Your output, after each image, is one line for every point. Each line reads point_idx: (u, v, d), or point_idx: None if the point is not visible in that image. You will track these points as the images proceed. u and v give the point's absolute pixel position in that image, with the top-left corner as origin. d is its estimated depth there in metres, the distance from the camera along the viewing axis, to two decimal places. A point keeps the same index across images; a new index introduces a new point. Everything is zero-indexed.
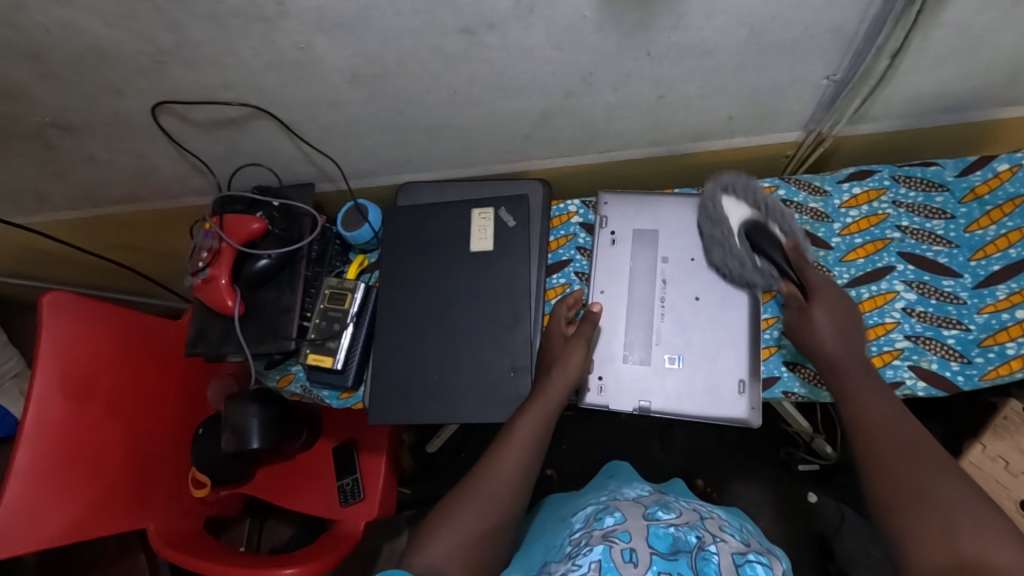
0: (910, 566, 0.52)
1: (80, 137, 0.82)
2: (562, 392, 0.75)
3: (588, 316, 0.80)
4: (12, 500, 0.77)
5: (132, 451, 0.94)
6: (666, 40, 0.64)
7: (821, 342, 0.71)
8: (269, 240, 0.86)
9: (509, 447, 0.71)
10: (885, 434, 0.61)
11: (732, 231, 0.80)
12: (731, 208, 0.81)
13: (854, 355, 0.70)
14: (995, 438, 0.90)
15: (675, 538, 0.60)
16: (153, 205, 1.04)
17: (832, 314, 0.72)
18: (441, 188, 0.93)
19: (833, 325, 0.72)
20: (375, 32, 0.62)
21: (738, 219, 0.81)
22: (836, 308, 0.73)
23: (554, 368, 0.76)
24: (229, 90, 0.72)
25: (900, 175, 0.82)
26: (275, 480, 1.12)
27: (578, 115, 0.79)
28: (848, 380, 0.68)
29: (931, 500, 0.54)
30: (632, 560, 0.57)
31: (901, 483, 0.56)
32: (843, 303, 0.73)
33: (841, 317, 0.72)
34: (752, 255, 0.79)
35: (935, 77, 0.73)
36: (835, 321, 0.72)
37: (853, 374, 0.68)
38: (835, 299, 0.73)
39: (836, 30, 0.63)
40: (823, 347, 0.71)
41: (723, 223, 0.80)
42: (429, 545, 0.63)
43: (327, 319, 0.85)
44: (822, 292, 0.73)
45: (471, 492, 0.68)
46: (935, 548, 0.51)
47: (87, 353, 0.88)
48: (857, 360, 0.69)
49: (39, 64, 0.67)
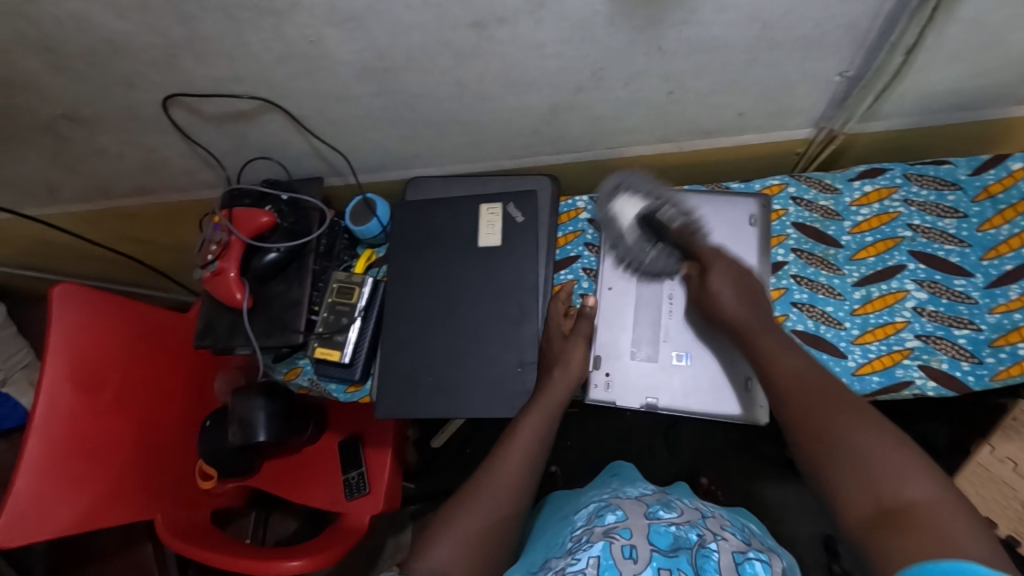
0: (840, 514, 0.54)
1: (91, 129, 0.83)
2: (565, 392, 0.76)
3: (584, 312, 0.82)
4: (23, 489, 0.78)
5: (140, 442, 0.95)
6: (677, 35, 0.63)
7: (727, 308, 0.73)
8: (278, 234, 0.87)
9: (514, 445, 0.72)
10: (800, 387, 0.62)
11: (625, 232, 0.82)
12: (623, 206, 0.83)
13: (761, 316, 0.72)
14: (1005, 439, 0.89)
15: (676, 535, 0.60)
16: (162, 198, 1.04)
17: (732, 277, 0.75)
18: (450, 184, 0.93)
19: (734, 290, 0.74)
20: (386, 25, 0.62)
21: (633, 214, 0.82)
22: (733, 275, 0.75)
23: (556, 369, 0.78)
24: (240, 83, 0.73)
25: (911, 174, 0.81)
26: (280, 474, 1.13)
27: (587, 111, 0.79)
28: (755, 338, 0.70)
29: (848, 446, 0.56)
30: (632, 557, 0.58)
31: (819, 433, 0.58)
32: (738, 269, 0.76)
33: (739, 281, 0.75)
34: (648, 249, 0.82)
35: (949, 74, 0.72)
36: (734, 284, 0.74)
37: (760, 332, 0.70)
38: (732, 267, 0.76)
39: (850, 26, 0.63)
40: (726, 312, 0.73)
41: (616, 225, 0.82)
42: (432, 548, 0.64)
43: (335, 313, 0.86)
44: (714, 262, 0.77)
45: (475, 491, 0.69)
46: (859, 496, 0.53)
47: (96, 344, 0.88)
48: (761, 318, 0.72)
49: (52, 56, 0.68)
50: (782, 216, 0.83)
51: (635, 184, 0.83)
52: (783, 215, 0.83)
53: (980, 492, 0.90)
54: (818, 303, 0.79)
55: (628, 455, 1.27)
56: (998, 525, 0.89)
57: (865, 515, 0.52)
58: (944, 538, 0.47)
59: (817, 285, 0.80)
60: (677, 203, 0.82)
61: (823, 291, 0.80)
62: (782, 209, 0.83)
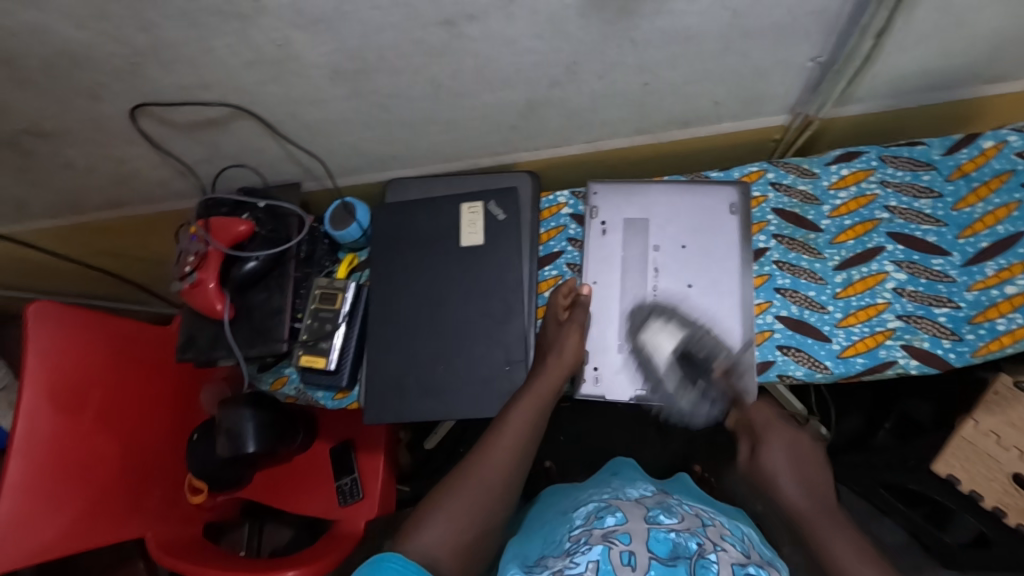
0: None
1: (58, 143, 0.81)
2: (548, 389, 0.75)
3: (581, 302, 0.81)
4: (6, 513, 0.76)
5: (126, 461, 0.93)
6: (650, 26, 0.63)
7: (784, 488, 0.73)
8: (256, 242, 0.85)
9: (502, 446, 0.71)
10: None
11: (661, 373, 0.80)
12: (658, 339, 0.80)
13: (820, 504, 0.71)
14: (987, 413, 0.91)
15: (675, 543, 0.60)
16: (137, 209, 1.02)
17: (786, 451, 0.76)
18: (429, 184, 0.92)
19: (789, 469, 0.75)
20: (354, 25, 0.61)
21: (666, 352, 0.80)
22: (789, 446, 0.76)
23: (550, 354, 0.78)
24: (208, 90, 0.71)
25: (886, 156, 0.82)
26: (273, 484, 1.12)
27: (564, 106, 0.78)
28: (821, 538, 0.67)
29: None
30: (630, 563, 0.58)
31: None
32: (794, 444, 0.77)
33: (797, 459, 0.75)
34: (686, 394, 0.82)
35: (918, 57, 0.73)
36: (788, 459, 0.75)
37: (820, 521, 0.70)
38: (789, 441, 0.77)
39: (819, 12, 0.63)
40: (789, 501, 0.72)
41: (651, 366, 0.80)
42: (423, 531, 0.65)
43: (319, 320, 0.84)
44: (772, 435, 0.77)
45: (466, 479, 0.69)
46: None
47: (77, 362, 0.87)
48: (825, 513, 0.70)
49: (10, 69, 0.66)
50: (762, 202, 0.84)
51: (669, 314, 0.80)
52: (762, 201, 0.84)
53: (966, 467, 0.92)
54: (801, 288, 0.80)
55: (621, 448, 1.27)
56: (984, 497, 0.91)
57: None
58: None
59: (798, 270, 0.81)
60: (717, 342, 0.78)
61: (804, 275, 0.80)
62: (762, 195, 0.84)
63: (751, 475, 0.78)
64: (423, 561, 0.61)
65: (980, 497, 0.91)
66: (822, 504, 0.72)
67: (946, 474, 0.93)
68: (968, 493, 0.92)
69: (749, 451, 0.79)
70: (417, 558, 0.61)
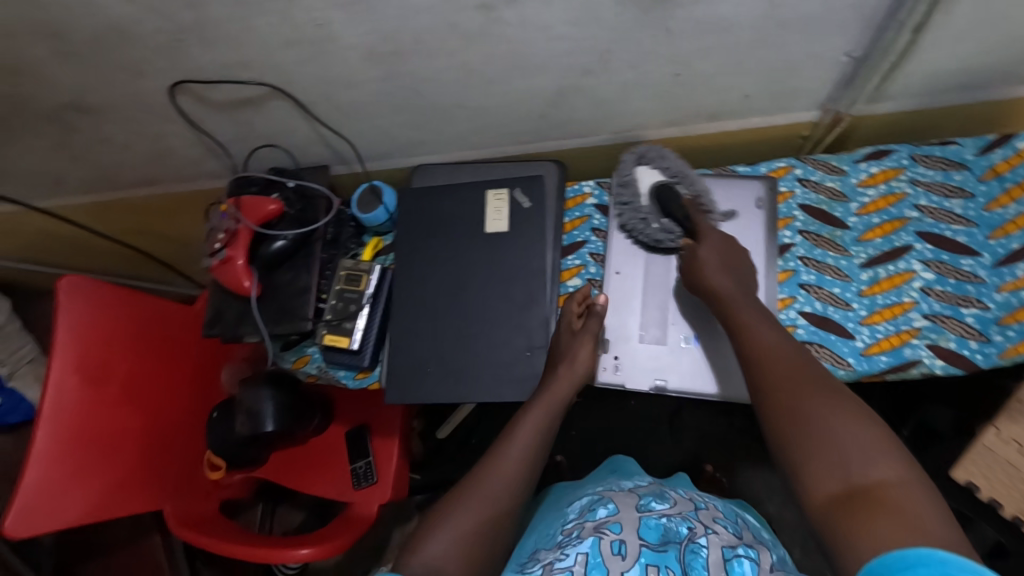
0: (805, 493, 0.54)
1: (97, 119, 0.83)
2: (569, 388, 0.75)
3: (595, 311, 0.80)
4: (34, 480, 0.78)
5: (148, 435, 0.95)
6: (685, 15, 0.63)
7: (712, 278, 0.72)
8: (285, 221, 0.87)
9: (514, 445, 0.71)
10: (776, 359, 0.62)
11: (640, 194, 0.82)
12: (643, 173, 0.83)
13: (742, 287, 0.71)
14: (1010, 421, 0.88)
15: (666, 528, 0.61)
16: (168, 188, 1.04)
17: (720, 252, 0.74)
18: (455, 170, 0.93)
19: (722, 264, 0.73)
20: (394, 7, 0.62)
21: (649, 181, 0.82)
22: (725, 247, 0.75)
23: (560, 365, 0.76)
24: (246, 69, 0.73)
25: (918, 155, 0.81)
26: (288, 464, 1.13)
27: (593, 94, 0.79)
28: (731, 308, 0.69)
29: (810, 420, 0.56)
30: (620, 552, 0.58)
31: (780, 403, 0.59)
32: (730, 244, 0.75)
33: (729, 257, 0.74)
34: (655, 218, 0.81)
35: (954, 54, 0.72)
36: (721, 258, 0.74)
37: (738, 303, 0.69)
38: (726, 246, 0.75)
39: (857, 4, 0.63)
40: (710, 283, 0.72)
41: (631, 187, 0.83)
42: (427, 542, 0.63)
43: (343, 300, 0.86)
44: (713, 238, 0.75)
45: (481, 483, 0.68)
46: (829, 477, 0.52)
47: (104, 336, 0.88)
48: (745, 292, 0.70)
49: (58, 42, 0.68)
50: (789, 198, 0.83)
51: (658, 155, 0.83)
52: (789, 197, 0.83)
53: (985, 474, 0.90)
54: (825, 285, 0.79)
55: (633, 444, 1.27)
56: (1004, 505, 0.89)
57: (835, 498, 0.51)
58: (908, 517, 0.47)
59: (823, 266, 0.80)
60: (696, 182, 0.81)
61: (830, 272, 0.80)
62: (789, 191, 0.84)
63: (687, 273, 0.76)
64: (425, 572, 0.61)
65: (1000, 505, 0.89)
66: (744, 287, 0.71)
67: (964, 481, 0.92)
68: (987, 500, 0.90)
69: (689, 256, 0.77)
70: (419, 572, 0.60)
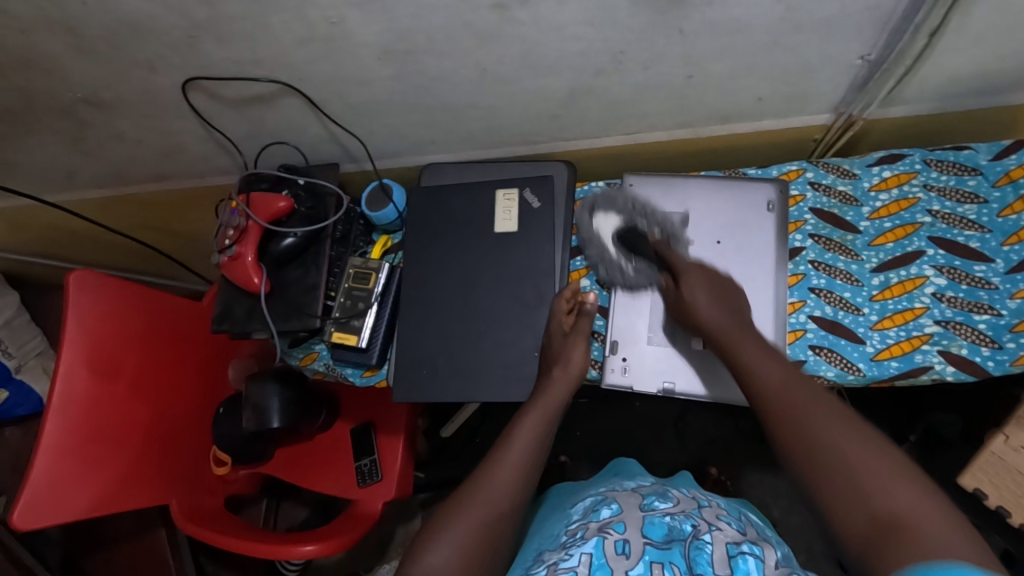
0: (837, 530, 0.53)
1: (110, 114, 0.83)
2: (564, 390, 0.76)
3: (585, 310, 0.82)
4: (42, 472, 0.78)
5: (156, 429, 0.95)
6: (699, 16, 0.63)
7: (702, 312, 0.73)
8: (295, 218, 0.87)
9: (510, 451, 0.71)
10: (786, 397, 0.62)
11: (604, 245, 0.84)
12: (601, 223, 0.84)
13: (737, 319, 0.72)
14: (1019, 427, 0.88)
15: (670, 526, 0.61)
16: (178, 184, 1.05)
17: (705, 286, 0.75)
18: (465, 170, 0.93)
19: (707, 295, 0.74)
20: (408, 6, 0.62)
21: (610, 230, 0.84)
22: (707, 280, 0.76)
23: (554, 367, 0.77)
24: (259, 66, 0.73)
25: (931, 159, 0.81)
26: (293, 461, 1.13)
27: (606, 95, 0.79)
28: (731, 344, 0.70)
29: (830, 458, 0.56)
30: (624, 552, 0.58)
31: (797, 442, 0.59)
32: (712, 275, 0.76)
33: (713, 289, 0.75)
34: (627, 264, 0.82)
35: (970, 58, 0.72)
36: (707, 291, 0.75)
37: (736, 337, 0.70)
38: (708, 277, 0.76)
39: (874, 7, 0.62)
40: (701, 319, 0.73)
41: (594, 241, 0.84)
42: (425, 554, 0.62)
43: (351, 299, 0.86)
44: (691, 274, 0.77)
45: (481, 486, 0.68)
46: (855, 513, 0.52)
47: (112, 330, 0.89)
48: (736, 323, 0.72)
49: (73, 37, 0.68)
50: (800, 201, 0.83)
51: (611, 201, 0.85)
52: (800, 200, 0.83)
53: (994, 481, 0.89)
54: (836, 289, 0.79)
55: (638, 445, 1.27)
56: (1012, 513, 0.88)
57: (862, 530, 0.51)
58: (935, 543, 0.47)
59: (834, 271, 0.80)
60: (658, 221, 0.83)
61: (840, 276, 0.79)
62: (800, 194, 0.83)
63: (677, 310, 0.77)
64: None
65: (1008, 514, 0.89)
66: (741, 320, 0.72)
67: (972, 489, 0.91)
68: (996, 509, 0.89)
69: (675, 293, 0.78)
70: None
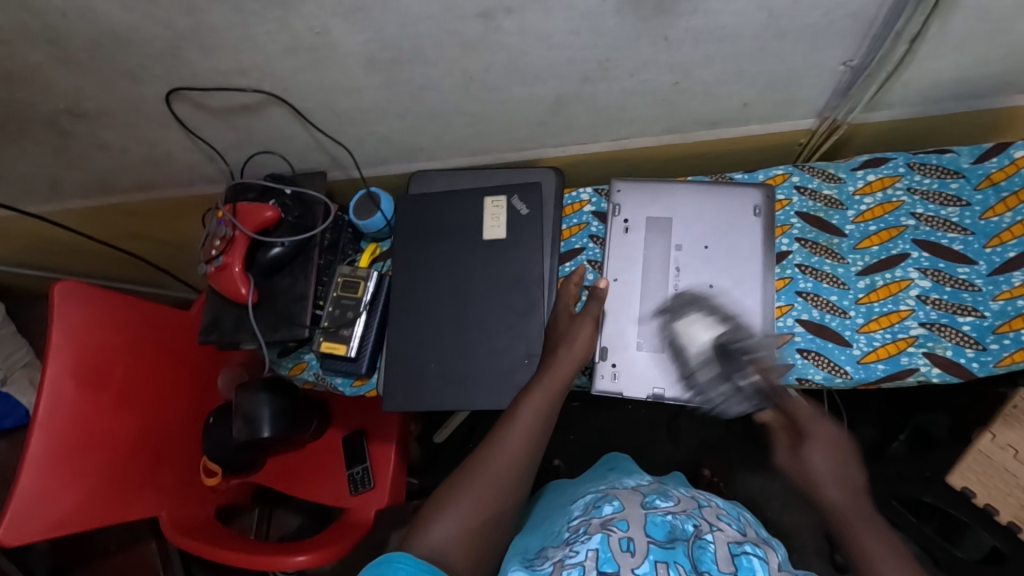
0: None
1: (94, 124, 0.82)
2: (568, 374, 0.75)
3: (594, 293, 0.81)
4: (29, 486, 0.78)
5: (145, 440, 0.95)
6: (684, 24, 0.63)
7: (826, 493, 0.65)
8: (283, 228, 0.87)
9: (512, 433, 0.71)
10: None
11: (694, 359, 0.78)
12: (694, 329, 0.79)
13: (857, 500, 0.64)
14: (1006, 427, 0.89)
15: (672, 526, 0.61)
16: (165, 193, 1.04)
17: (829, 455, 0.67)
18: (453, 176, 0.93)
19: (831, 468, 0.66)
20: (393, 15, 0.61)
21: (704, 342, 0.78)
22: (835, 449, 0.67)
23: (560, 348, 0.77)
24: (244, 76, 0.72)
25: (914, 163, 0.82)
26: (286, 469, 1.13)
27: (592, 103, 0.79)
28: (854, 534, 0.61)
29: None
30: (629, 549, 0.57)
31: None
32: (841, 442, 0.68)
33: (839, 458, 0.67)
34: (719, 385, 0.76)
35: (951, 64, 0.72)
36: (829, 463, 0.66)
37: (858, 525, 0.61)
38: (834, 439, 0.68)
39: (856, 14, 0.63)
40: (826, 498, 0.65)
41: (683, 355, 0.79)
42: (431, 525, 0.63)
43: (340, 307, 0.86)
44: (813, 430, 0.69)
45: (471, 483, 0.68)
46: None
47: (99, 340, 0.88)
48: (862, 508, 0.63)
49: (55, 48, 0.67)
50: (786, 206, 0.84)
51: (709, 307, 0.79)
52: (786, 204, 0.84)
53: (983, 480, 0.90)
54: (823, 292, 0.80)
55: (631, 448, 1.27)
56: (999, 511, 0.90)
57: None
58: None
59: (820, 274, 0.80)
60: (753, 340, 0.77)
61: (827, 280, 0.80)
62: (786, 198, 0.84)
63: (792, 474, 0.69)
64: (431, 555, 0.59)
65: (995, 511, 0.90)
66: (861, 502, 0.64)
67: (961, 487, 0.92)
68: (983, 507, 0.91)
69: (789, 445, 0.70)
70: (425, 552, 0.59)
